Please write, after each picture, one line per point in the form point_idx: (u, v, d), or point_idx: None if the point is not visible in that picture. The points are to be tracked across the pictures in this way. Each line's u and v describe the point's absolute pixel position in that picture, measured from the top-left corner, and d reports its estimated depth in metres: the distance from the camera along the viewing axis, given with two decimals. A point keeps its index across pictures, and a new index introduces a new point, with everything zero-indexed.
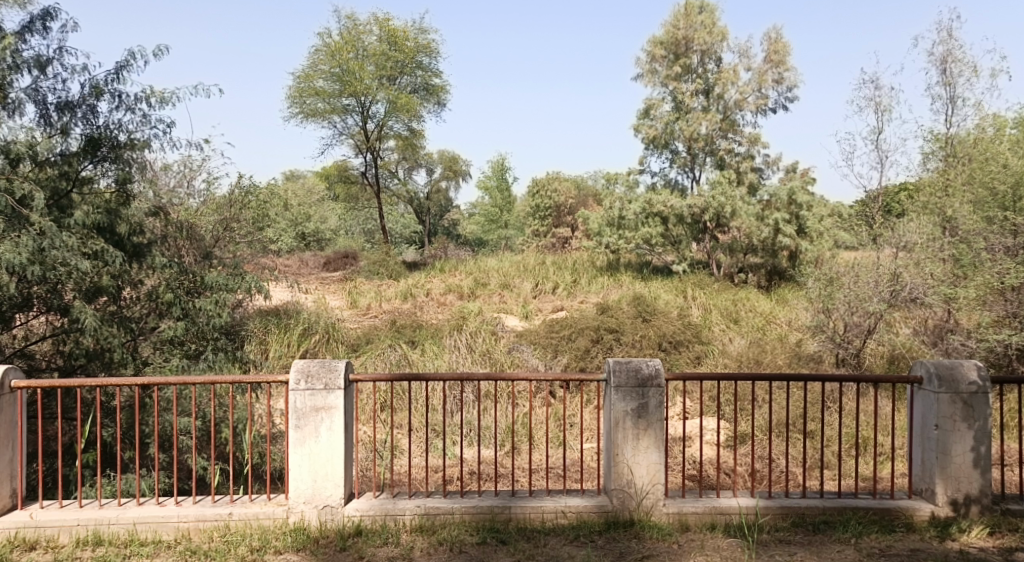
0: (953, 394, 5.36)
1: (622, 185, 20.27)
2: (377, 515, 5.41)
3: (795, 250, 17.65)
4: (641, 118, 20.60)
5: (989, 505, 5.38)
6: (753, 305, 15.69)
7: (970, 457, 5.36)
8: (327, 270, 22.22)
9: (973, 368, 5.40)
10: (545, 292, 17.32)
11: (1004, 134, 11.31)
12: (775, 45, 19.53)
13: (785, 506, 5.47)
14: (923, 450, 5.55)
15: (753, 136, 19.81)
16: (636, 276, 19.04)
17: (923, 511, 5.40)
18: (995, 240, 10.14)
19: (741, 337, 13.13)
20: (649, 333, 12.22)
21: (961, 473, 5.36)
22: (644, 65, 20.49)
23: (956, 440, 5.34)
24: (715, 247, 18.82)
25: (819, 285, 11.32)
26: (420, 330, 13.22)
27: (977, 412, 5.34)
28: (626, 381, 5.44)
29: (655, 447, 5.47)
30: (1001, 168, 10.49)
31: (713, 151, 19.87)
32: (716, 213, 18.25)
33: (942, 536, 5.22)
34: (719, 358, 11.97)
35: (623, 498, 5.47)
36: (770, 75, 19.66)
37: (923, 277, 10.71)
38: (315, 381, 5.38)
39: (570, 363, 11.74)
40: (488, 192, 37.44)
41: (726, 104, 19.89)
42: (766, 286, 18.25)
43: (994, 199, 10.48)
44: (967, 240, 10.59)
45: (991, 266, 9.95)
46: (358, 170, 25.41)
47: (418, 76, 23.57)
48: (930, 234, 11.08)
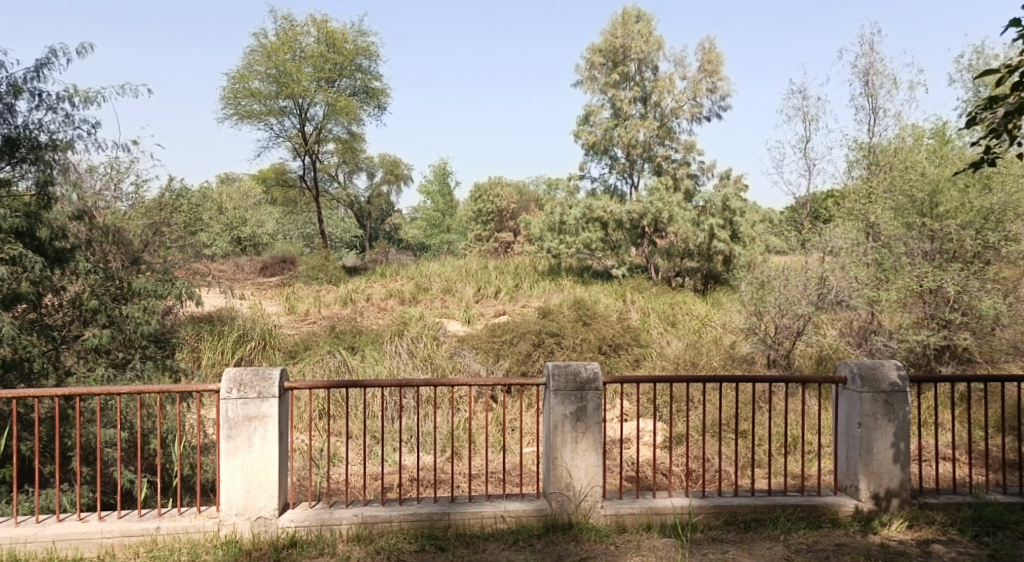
0: (874, 392, 5.57)
1: (563, 191, 20.47)
2: (313, 525, 5.32)
3: (729, 255, 18.14)
4: (581, 125, 20.83)
5: (909, 499, 5.62)
6: (690, 308, 16.04)
7: (891, 453, 5.59)
8: (264, 275, 21.75)
9: (893, 368, 5.64)
10: (487, 297, 17.33)
11: (923, 144, 11.83)
12: (708, 55, 20.05)
13: (718, 505, 5.59)
14: (848, 448, 5.76)
15: (689, 143, 20.28)
16: (577, 280, 19.24)
17: (847, 507, 5.60)
18: (915, 246, 10.86)
19: (678, 340, 13.40)
20: (589, 337, 12.38)
21: (882, 469, 5.59)
22: (583, 72, 20.76)
23: (877, 438, 5.56)
24: (652, 252, 19.24)
25: (751, 288, 11.72)
26: (360, 336, 13.08)
27: (896, 410, 5.57)
28: (565, 385, 5.49)
29: (594, 450, 5.52)
30: (918, 176, 11.12)
31: (651, 157, 20.30)
32: (653, 218, 18.69)
33: (865, 530, 5.43)
34: (657, 360, 12.22)
35: (562, 501, 5.51)
36: (704, 83, 20.16)
37: (848, 281, 11.09)
38: (248, 390, 5.26)
39: (512, 367, 11.77)
40: (429, 197, 37.19)
41: (663, 112, 20.34)
42: (702, 290, 18.71)
43: (913, 206, 11.12)
44: (889, 245, 11.09)
45: (910, 270, 10.68)
46: (296, 173, 24.98)
47: (357, 79, 23.34)
48: (854, 239, 11.34)
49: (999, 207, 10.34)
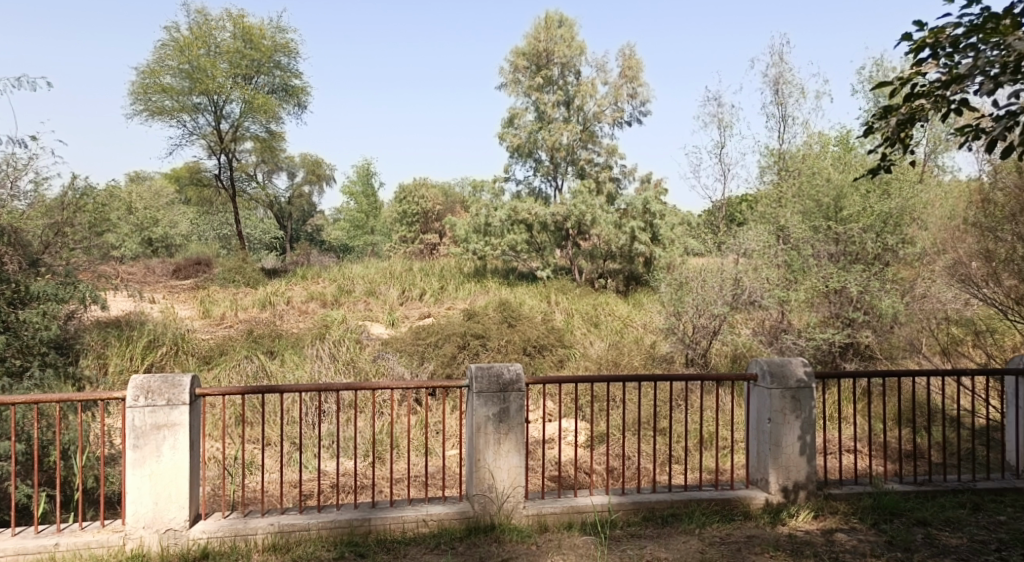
0: (783, 389, 5.80)
1: (488, 193, 20.50)
2: (226, 536, 5.15)
3: (649, 257, 18.55)
4: (505, 127, 20.91)
5: (815, 490, 5.86)
6: (612, 309, 16.31)
7: (798, 446, 5.82)
8: (178, 277, 20.93)
9: (800, 365, 5.88)
10: (411, 299, 17.18)
11: (829, 151, 12.39)
12: (629, 61, 20.45)
13: (637, 501, 5.71)
14: (759, 443, 5.97)
15: (611, 147, 20.65)
16: (502, 282, 19.30)
17: (758, 499, 5.80)
18: (821, 248, 11.38)
19: (601, 340, 13.62)
20: (514, 338, 12.43)
21: (790, 462, 5.81)
22: (507, 75, 20.83)
23: (785, 432, 5.79)
24: (576, 254, 19.54)
25: (671, 289, 12.07)
26: (279, 340, 12.75)
27: (803, 405, 5.81)
28: (488, 387, 5.49)
29: (516, 451, 5.55)
30: (824, 182, 11.63)
31: (574, 161, 20.58)
32: (576, 221, 18.97)
33: (774, 521, 5.64)
34: (580, 361, 12.38)
35: (484, 503, 5.51)
36: (625, 89, 20.57)
37: (761, 282, 11.49)
38: (156, 397, 5.05)
39: (436, 369, 11.70)
40: (353, 197, 36.54)
41: (585, 116, 20.64)
42: (624, 291, 19.13)
43: (820, 210, 11.61)
44: (798, 247, 11.57)
45: (818, 271, 11.21)
46: (211, 172, 24.16)
47: (276, 76, 22.78)
48: (765, 241, 11.71)
49: (896, 211, 10.97)
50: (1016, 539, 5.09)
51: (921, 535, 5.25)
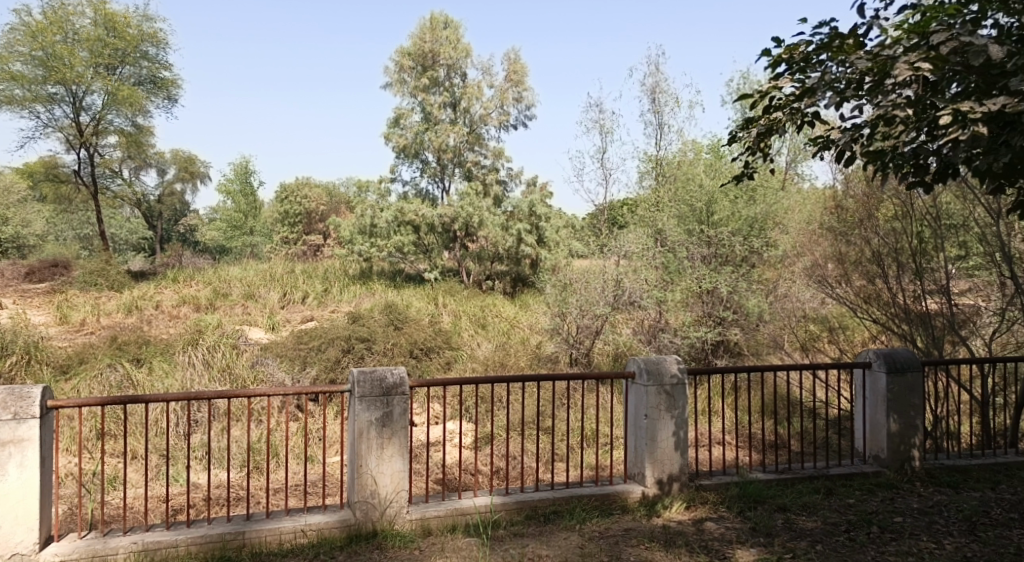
0: (658, 386, 6.02)
1: (374, 194, 20.16)
2: (82, 557, 4.79)
3: (536, 258, 18.85)
4: (391, 127, 20.62)
5: (687, 482, 6.12)
6: (499, 310, 16.43)
7: (672, 441, 6.07)
8: (31, 281, 19.28)
9: (674, 362, 6.13)
10: (293, 302, 16.64)
11: (702, 157, 13.00)
12: (514, 65, 20.68)
13: (520, 501, 5.77)
14: (636, 439, 6.18)
15: (498, 150, 20.82)
16: (388, 284, 19.02)
17: (635, 493, 6.00)
18: (695, 251, 12.01)
19: (488, 342, 13.70)
20: (401, 341, 12.27)
21: (665, 456, 6.05)
22: (392, 74, 20.55)
23: (661, 427, 6.02)
24: (464, 255, 19.62)
25: (556, 291, 12.34)
26: (147, 347, 12.00)
27: (677, 401, 6.08)
28: (370, 391, 5.40)
29: (399, 455, 5.48)
30: (697, 187, 12.32)
31: (461, 163, 20.63)
32: (464, 223, 19.01)
33: (650, 513, 5.85)
34: (467, 362, 12.42)
35: (366, 510, 5.40)
36: (510, 93, 20.80)
37: (640, 283, 11.78)
38: (1, 411, 4.63)
39: (319, 375, 11.35)
40: (230, 197, 35.02)
41: (472, 118, 20.73)
42: (511, 292, 19.39)
43: (693, 215, 12.34)
44: (674, 250, 12.09)
45: (691, 272, 11.84)
46: (70, 167, 22.46)
47: (143, 67, 21.51)
48: (644, 244, 12.03)
49: (760, 216, 12.06)
50: (863, 519, 5.50)
51: (782, 520, 5.58)
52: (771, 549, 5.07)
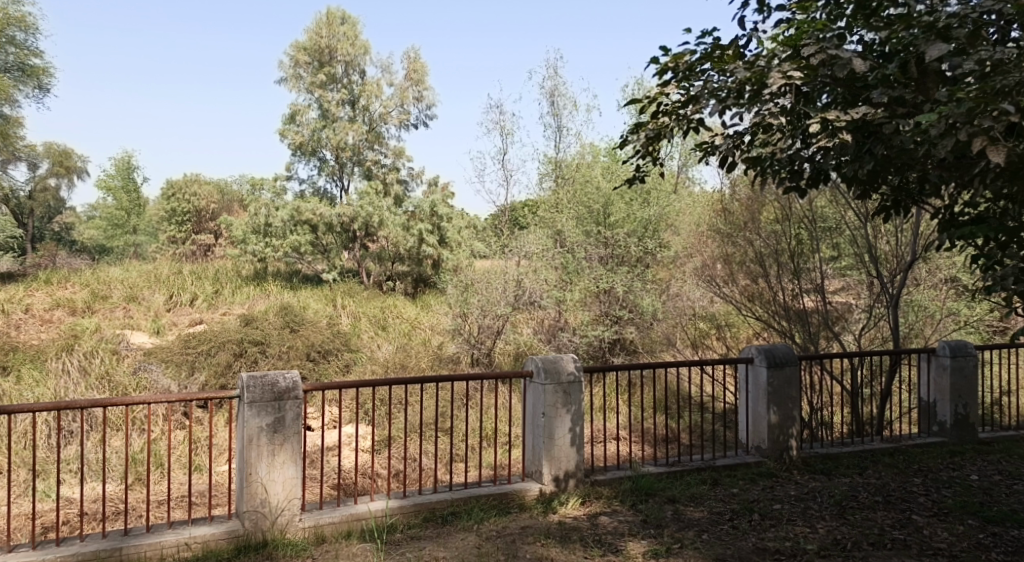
0: (555, 384, 6.11)
1: (269, 192, 19.49)
2: None
3: (437, 259, 18.76)
4: (286, 123, 19.97)
5: (583, 478, 6.24)
6: (400, 311, 16.25)
7: (569, 437, 6.17)
8: None
9: (570, 361, 6.24)
10: (181, 304, 15.86)
11: (601, 160, 13.28)
12: (414, 64, 20.48)
13: (417, 503, 5.72)
14: (534, 437, 6.24)
15: (398, 149, 20.58)
16: (284, 285, 18.44)
17: (532, 491, 6.06)
18: (592, 251, 12.36)
19: (388, 343, 13.52)
20: (296, 344, 11.90)
21: (561, 453, 6.14)
22: (287, 69, 19.90)
23: (558, 424, 6.11)
24: (364, 256, 19.30)
25: (457, 291, 12.31)
26: (15, 354, 11.13)
27: (573, 398, 6.18)
28: (261, 396, 5.21)
29: (292, 461, 5.32)
30: (594, 190, 12.50)
31: (360, 161, 20.28)
32: (363, 222, 18.72)
33: (546, 510, 5.91)
34: (367, 365, 12.21)
35: (256, 519, 5.21)
36: (410, 92, 20.59)
37: (540, 283, 12.03)
38: None
39: (208, 380, 10.85)
40: (111, 193, 33.00)
41: (371, 116, 20.42)
42: (413, 293, 19.22)
43: (591, 216, 12.53)
44: (572, 251, 12.46)
45: (589, 272, 12.22)
46: None
47: (10, 53, 19.98)
48: (544, 244, 12.35)
49: (654, 218, 12.38)
50: (746, 508, 5.76)
51: (671, 512, 5.77)
52: (660, 539, 5.22)
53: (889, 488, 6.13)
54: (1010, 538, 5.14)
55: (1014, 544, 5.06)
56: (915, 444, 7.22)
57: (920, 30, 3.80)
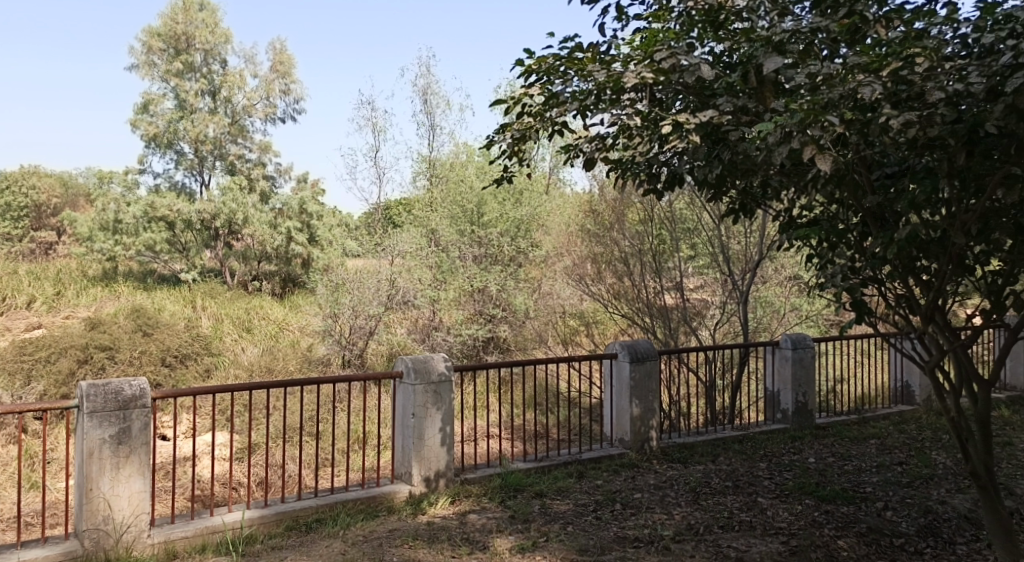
0: (426, 384, 6.08)
1: (119, 186, 18.16)
2: None
3: (307, 258, 18.19)
4: (139, 113, 18.66)
5: (453, 477, 6.24)
6: (266, 313, 15.63)
7: (439, 437, 6.15)
8: None
9: (440, 361, 6.23)
10: (16, 308, 14.49)
11: (473, 159, 13.34)
12: (280, 55, 19.76)
13: (279, 512, 5.50)
14: (404, 438, 6.16)
15: (264, 143, 19.78)
16: (138, 285, 17.26)
17: (401, 493, 5.97)
18: (466, 251, 12.55)
19: (253, 346, 12.96)
20: (150, 348, 11.17)
21: (431, 453, 6.11)
22: (139, 55, 18.56)
23: (428, 425, 6.07)
24: (227, 255, 18.41)
25: (329, 291, 12.07)
26: None
27: (443, 397, 6.17)
28: (103, 406, 4.84)
29: (139, 474, 4.98)
30: (467, 189, 12.82)
31: (222, 156, 19.38)
32: (226, 220, 17.89)
33: (415, 511, 5.81)
34: (229, 369, 11.64)
35: (97, 538, 4.82)
36: (276, 84, 19.85)
37: (414, 282, 11.87)
38: None
39: (48, 390, 9.97)
40: None
41: (234, 108, 19.53)
42: (280, 293, 18.55)
43: (464, 216, 12.78)
44: (447, 249, 12.57)
45: (463, 272, 12.34)
46: None
47: None
48: (418, 243, 12.31)
49: (526, 218, 12.79)
50: (609, 498, 5.97)
51: (538, 506, 5.87)
52: (527, 534, 5.29)
53: (737, 473, 6.54)
54: (840, 514, 5.63)
55: (844, 519, 5.54)
56: (761, 431, 7.74)
57: (759, 43, 4.06)
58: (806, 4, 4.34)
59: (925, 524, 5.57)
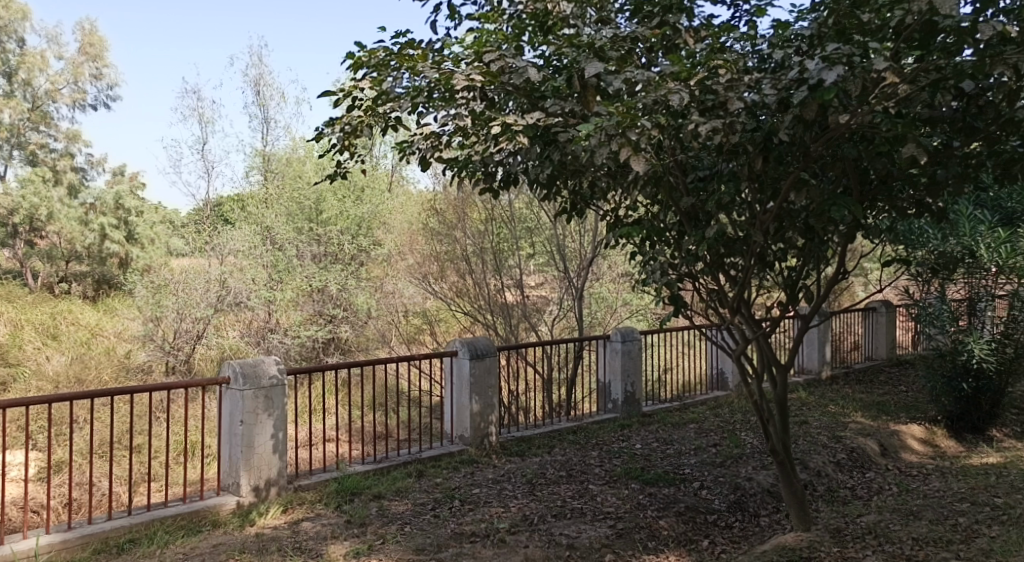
0: (255, 389, 5.80)
1: None
2: None
3: (125, 257, 16.81)
4: None
5: (285, 485, 6.00)
6: (77, 318, 14.28)
7: (270, 444, 5.90)
8: None
9: (272, 364, 5.97)
10: None
11: (310, 154, 12.96)
12: (90, 37, 18.13)
13: (86, 535, 5.01)
14: (231, 447, 5.84)
15: (73, 132, 18.06)
16: None
17: (228, 505, 5.65)
18: (305, 249, 12.19)
19: (61, 354, 11.79)
20: None
21: (261, 461, 5.84)
22: None
23: (258, 432, 5.80)
24: (29, 254, 16.60)
25: (148, 293, 11.42)
26: None
27: (274, 402, 5.92)
28: None
29: None
30: (305, 186, 12.44)
31: (21, 144, 17.53)
32: (27, 215, 16.02)
33: (243, 524, 5.49)
34: (31, 380, 10.51)
35: None
36: (86, 68, 18.18)
37: (246, 282, 11.53)
38: None
39: None
40: None
41: (35, 93, 17.68)
42: (94, 297, 17.01)
43: (302, 213, 12.40)
44: (282, 248, 12.08)
45: (301, 271, 11.93)
46: None
47: None
48: (251, 242, 11.86)
49: (367, 216, 12.57)
50: (446, 496, 5.98)
51: (375, 508, 5.77)
52: (362, 538, 5.18)
53: (571, 462, 6.78)
54: (662, 496, 6.00)
55: (665, 500, 5.92)
56: (594, 421, 8.09)
57: (581, 48, 4.21)
58: (627, 14, 4.57)
59: (735, 499, 6.11)
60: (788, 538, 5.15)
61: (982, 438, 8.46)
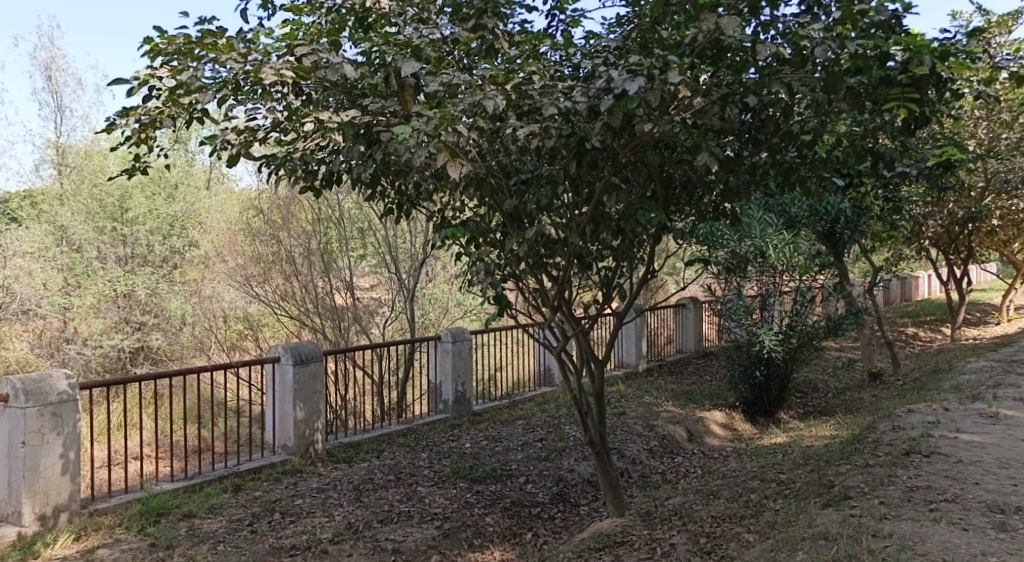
0: (40, 406, 5.21)
1: None
2: None
3: None
4: None
5: (78, 510, 5.42)
6: None
7: (59, 465, 5.32)
8: None
9: (61, 379, 5.39)
10: None
11: (115, 149, 11.89)
12: None
13: None
14: (10, 472, 5.21)
15: None
16: None
17: (7, 536, 5.03)
18: (107, 250, 11.15)
19: None
20: None
21: (49, 486, 5.25)
22: None
23: (44, 454, 5.22)
24: None
25: None
26: None
27: (64, 419, 5.35)
28: None
29: None
30: (105, 182, 11.23)
31: None
32: None
33: (24, 557, 4.89)
34: None
35: None
36: None
37: (33, 287, 10.47)
38: None
39: None
40: None
41: None
42: None
43: (103, 212, 11.18)
44: (80, 249, 11.00)
45: (102, 274, 10.93)
46: None
47: None
48: (41, 242, 10.76)
49: (180, 215, 11.69)
50: (266, 509, 5.70)
51: (185, 528, 5.37)
52: None
53: (399, 465, 6.69)
54: (489, 493, 6.09)
55: (491, 497, 6.02)
56: (425, 423, 8.05)
57: (397, 48, 4.16)
58: (447, 14, 4.60)
59: (557, 491, 6.37)
60: (605, 524, 5.46)
61: (773, 420, 9.38)
